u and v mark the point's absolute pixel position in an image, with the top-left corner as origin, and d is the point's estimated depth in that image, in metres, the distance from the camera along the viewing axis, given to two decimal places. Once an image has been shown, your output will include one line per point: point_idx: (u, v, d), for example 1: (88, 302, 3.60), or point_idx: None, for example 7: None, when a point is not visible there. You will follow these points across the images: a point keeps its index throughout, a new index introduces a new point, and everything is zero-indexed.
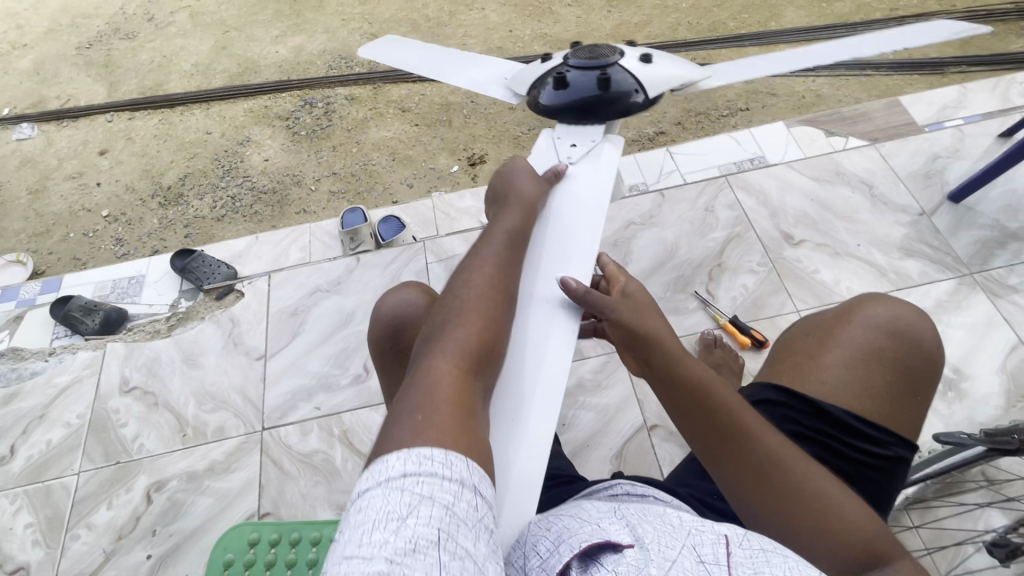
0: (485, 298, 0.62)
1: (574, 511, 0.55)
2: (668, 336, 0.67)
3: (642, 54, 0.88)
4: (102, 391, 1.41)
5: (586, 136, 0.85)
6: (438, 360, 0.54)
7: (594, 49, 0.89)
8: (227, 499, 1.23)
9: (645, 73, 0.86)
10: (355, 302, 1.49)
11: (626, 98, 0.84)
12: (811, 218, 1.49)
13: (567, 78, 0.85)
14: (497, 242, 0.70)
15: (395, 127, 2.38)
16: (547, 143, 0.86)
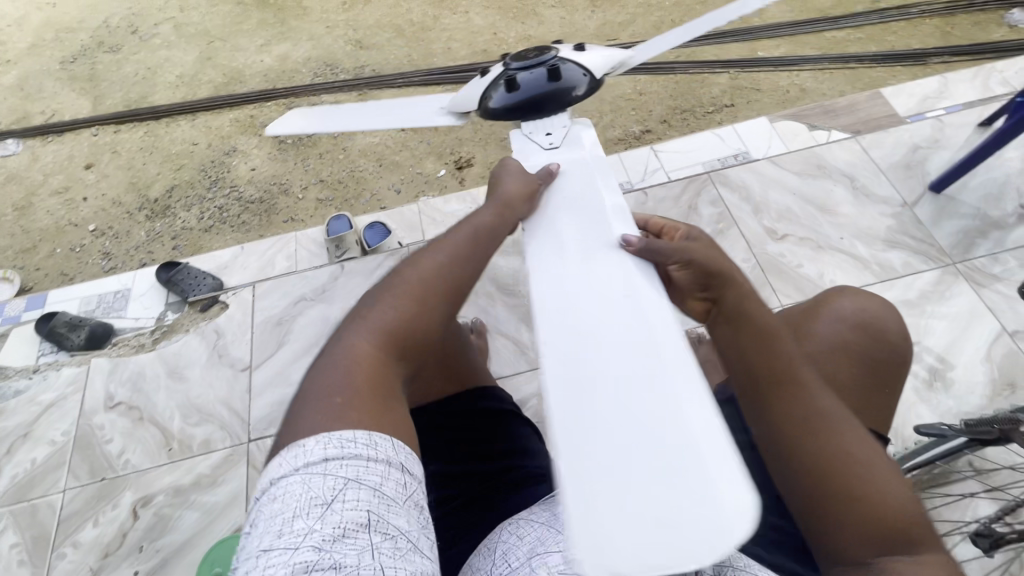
0: (427, 284, 0.59)
1: (547, 513, 0.60)
2: (742, 281, 0.60)
3: (574, 48, 0.89)
4: (87, 407, 1.40)
5: (551, 125, 0.82)
6: (356, 335, 0.54)
7: (529, 51, 0.88)
8: (215, 512, 1.22)
9: (585, 62, 0.87)
10: (340, 310, 1.48)
11: (576, 88, 0.84)
12: (794, 213, 1.49)
13: (515, 81, 0.84)
14: (459, 235, 0.65)
15: (381, 133, 2.38)
16: (518, 141, 0.81)
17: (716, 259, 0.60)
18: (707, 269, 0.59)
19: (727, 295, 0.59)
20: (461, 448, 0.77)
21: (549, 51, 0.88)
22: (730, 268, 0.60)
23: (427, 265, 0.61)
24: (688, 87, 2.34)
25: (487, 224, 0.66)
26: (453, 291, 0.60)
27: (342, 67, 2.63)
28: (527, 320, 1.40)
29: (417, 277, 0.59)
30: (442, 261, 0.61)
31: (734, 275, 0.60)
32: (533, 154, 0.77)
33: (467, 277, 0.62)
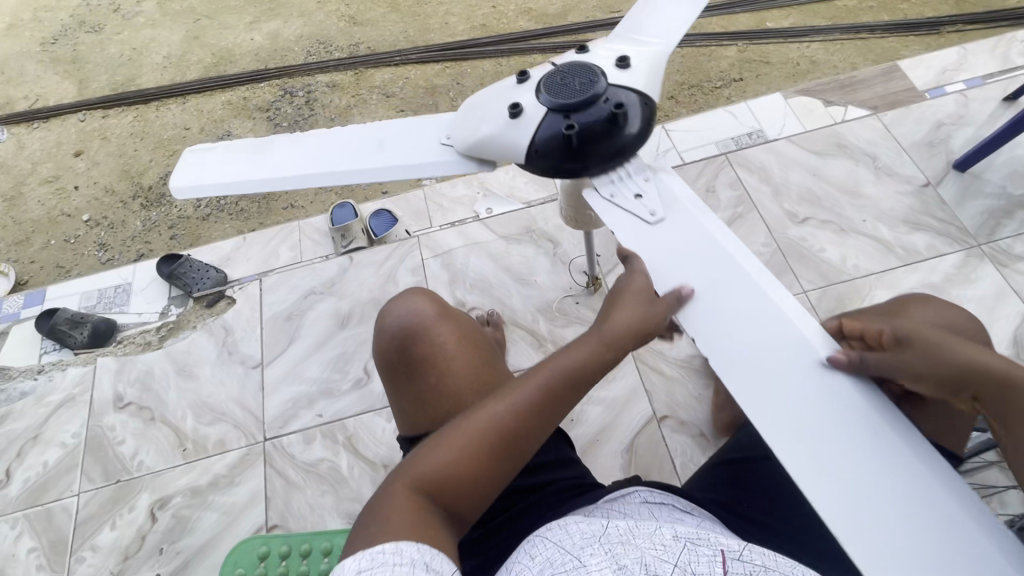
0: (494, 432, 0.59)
1: (557, 534, 0.59)
2: (1007, 368, 0.53)
3: (618, 57, 0.71)
4: (96, 408, 1.37)
5: (629, 186, 0.66)
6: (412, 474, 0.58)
7: (567, 74, 0.70)
8: (234, 513, 1.21)
9: (637, 79, 0.69)
10: (351, 303, 1.44)
11: (637, 122, 0.67)
12: (815, 195, 1.44)
13: (563, 129, 0.67)
14: (541, 368, 0.60)
15: (380, 115, 2.31)
16: (606, 208, 0.66)
17: (946, 355, 0.54)
18: (940, 370, 0.54)
19: (989, 388, 0.53)
20: None
21: (593, 73, 0.69)
22: (972, 359, 0.54)
23: (495, 408, 0.60)
24: (696, 62, 2.26)
25: (572, 367, 0.60)
26: (514, 439, 0.59)
27: (336, 45, 2.53)
28: (544, 310, 1.36)
29: (479, 420, 0.59)
30: (507, 407, 0.59)
31: (986, 367, 0.53)
32: (638, 235, 0.63)
33: (535, 427, 0.60)
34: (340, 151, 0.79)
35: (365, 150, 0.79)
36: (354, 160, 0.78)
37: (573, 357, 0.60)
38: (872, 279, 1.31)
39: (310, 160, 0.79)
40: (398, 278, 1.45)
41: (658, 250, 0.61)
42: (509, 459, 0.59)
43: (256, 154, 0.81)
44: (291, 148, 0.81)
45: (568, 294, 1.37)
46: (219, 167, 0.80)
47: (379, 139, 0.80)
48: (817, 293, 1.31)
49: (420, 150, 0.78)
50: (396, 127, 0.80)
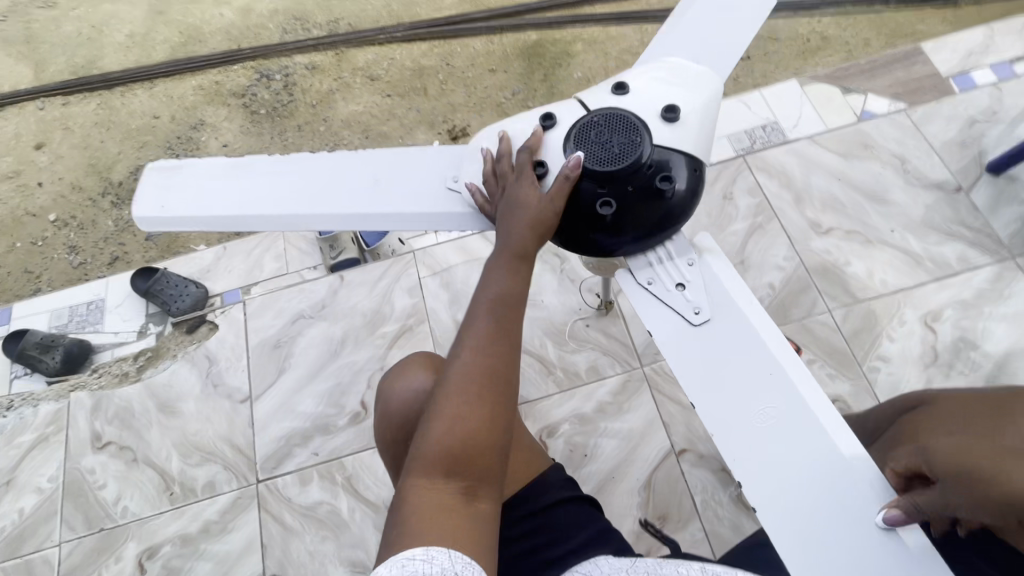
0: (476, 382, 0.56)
1: (591, 566, 0.61)
2: None
3: (664, 105, 0.64)
4: (73, 448, 1.27)
5: (670, 273, 0.62)
6: (418, 468, 0.54)
7: (603, 128, 0.63)
8: (228, 562, 1.14)
9: (686, 135, 0.63)
10: (344, 328, 1.33)
11: (681, 192, 0.62)
12: (840, 202, 1.34)
13: (597, 200, 0.61)
14: (480, 302, 0.59)
15: (365, 100, 2.13)
16: (644, 299, 0.62)
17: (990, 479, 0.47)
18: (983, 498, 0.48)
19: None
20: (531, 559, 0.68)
21: (634, 128, 0.63)
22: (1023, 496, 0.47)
23: (461, 356, 0.57)
24: None
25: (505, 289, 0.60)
26: (497, 373, 0.56)
27: (314, 22, 2.32)
28: (552, 334, 1.27)
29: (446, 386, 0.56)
30: (474, 348, 0.57)
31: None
32: (676, 336, 0.59)
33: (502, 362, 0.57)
34: (333, 186, 0.68)
35: (359, 189, 0.67)
36: (347, 200, 0.67)
37: (502, 275, 0.60)
38: (901, 296, 1.23)
39: (298, 195, 0.68)
40: (394, 300, 1.34)
41: (701, 356, 0.57)
42: (502, 393, 0.56)
43: (234, 181, 0.68)
44: (274, 176, 0.68)
45: (578, 316, 1.28)
46: (192, 193, 0.68)
47: (377, 175, 0.68)
48: (842, 312, 1.23)
49: (425, 198, 0.67)
50: (398, 160, 0.69)
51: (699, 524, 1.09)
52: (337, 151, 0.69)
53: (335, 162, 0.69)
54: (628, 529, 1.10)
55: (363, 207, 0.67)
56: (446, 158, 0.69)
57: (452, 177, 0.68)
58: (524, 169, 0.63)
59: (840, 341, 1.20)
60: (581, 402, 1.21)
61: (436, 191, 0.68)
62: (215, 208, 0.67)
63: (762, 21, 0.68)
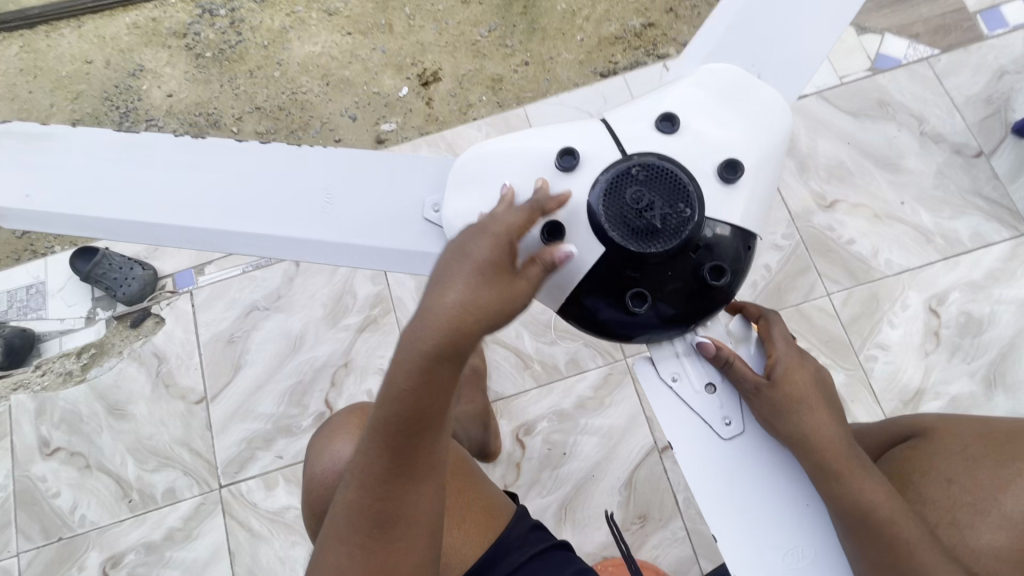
0: (367, 525, 0.49)
1: None
2: (803, 386, 0.51)
3: (722, 161, 0.47)
4: (20, 455, 1.19)
5: (699, 368, 0.51)
6: None
7: (644, 186, 0.46)
8: (195, 570, 1.10)
9: (744, 200, 0.48)
10: (302, 321, 1.22)
11: (733, 280, 0.48)
12: (846, 169, 1.21)
13: (623, 279, 0.46)
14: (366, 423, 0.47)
15: (323, 39, 1.68)
16: (665, 400, 0.50)
17: (808, 427, 0.49)
18: (788, 400, 0.50)
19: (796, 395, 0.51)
20: None
21: (684, 193, 0.46)
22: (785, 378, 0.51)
23: (348, 489, 0.49)
24: None
25: (392, 415, 0.44)
26: (386, 514, 0.49)
27: None
28: (530, 324, 1.17)
29: (338, 525, 0.50)
30: (356, 483, 0.49)
31: (863, 489, 0.49)
32: (705, 454, 0.48)
33: (397, 500, 0.48)
34: (253, 193, 0.53)
35: (288, 201, 0.53)
36: (266, 214, 0.52)
37: (401, 390, 0.43)
38: (906, 277, 1.14)
39: (202, 198, 0.53)
40: (355, 290, 1.23)
41: (728, 476, 0.47)
42: (396, 535, 0.49)
43: (116, 172, 0.53)
44: (169, 169, 0.53)
45: None
46: (63, 178, 0.53)
47: (313, 184, 0.53)
48: (842, 296, 1.13)
49: (369, 223, 0.53)
50: (350, 171, 0.53)
51: (681, 522, 1.05)
52: (262, 145, 0.54)
53: (262, 163, 0.53)
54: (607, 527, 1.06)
55: (286, 227, 0.52)
56: (413, 172, 0.54)
57: (422, 197, 0.53)
58: (512, 214, 0.45)
59: (838, 329, 1.12)
60: (560, 397, 1.13)
61: (383, 215, 0.53)
62: (93, 203, 0.52)
63: (856, 10, 0.52)
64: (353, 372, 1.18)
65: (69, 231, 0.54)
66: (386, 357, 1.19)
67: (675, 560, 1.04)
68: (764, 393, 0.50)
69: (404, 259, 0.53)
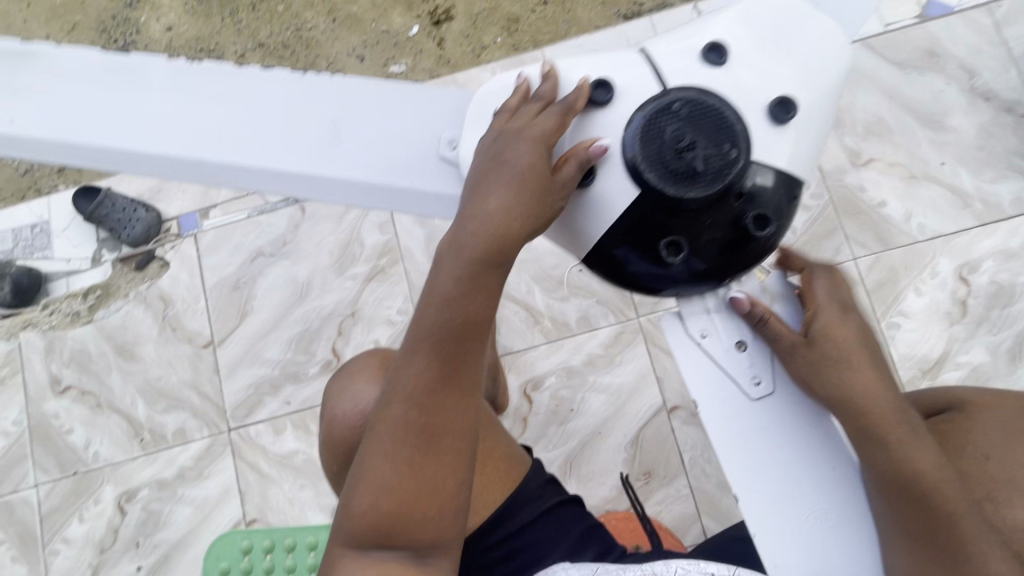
0: (416, 443, 0.44)
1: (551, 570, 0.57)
2: (852, 341, 0.48)
3: (775, 99, 0.42)
4: (33, 392, 1.21)
5: (732, 325, 0.48)
6: (336, 533, 0.47)
7: (687, 123, 0.42)
8: (207, 508, 1.13)
9: (794, 143, 0.43)
10: (309, 269, 1.20)
11: (779, 230, 0.43)
12: (885, 125, 1.13)
13: (657, 226, 0.42)
14: (417, 333, 0.45)
15: None
16: (692, 355, 0.47)
17: (851, 386, 0.47)
18: (833, 359, 0.47)
19: (842, 352, 0.48)
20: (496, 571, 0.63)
21: (730, 133, 0.41)
22: (835, 335, 0.48)
23: (394, 405, 0.45)
24: None
25: (449, 315, 0.44)
26: (432, 426, 0.44)
27: None
28: (541, 280, 1.14)
29: (377, 447, 0.44)
30: (405, 397, 0.44)
31: (912, 455, 0.46)
32: (734, 414, 0.46)
33: (449, 412, 0.45)
34: (255, 122, 0.48)
35: (294, 134, 0.48)
36: (269, 145, 0.48)
37: (450, 292, 0.43)
38: (938, 243, 1.09)
39: (202, 128, 0.48)
40: (363, 239, 1.19)
41: (758, 439, 0.46)
42: (443, 451, 0.45)
43: (107, 94, 0.49)
44: (164, 93, 0.49)
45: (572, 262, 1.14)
46: (49, 99, 0.49)
47: (321, 115, 0.49)
48: (868, 261, 1.09)
49: (381, 161, 0.48)
50: (361, 102, 0.49)
51: (686, 480, 1.06)
52: (266, 69, 0.49)
53: (264, 89, 0.49)
54: (612, 483, 1.07)
55: (294, 162, 0.48)
56: (427, 106, 0.49)
57: (438, 133, 0.49)
58: (546, 117, 0.43)
59: (861, 294, 1.08)
60: (569, 354, 1.12)
61: (395, 153, 0.48)
62: (87, 133, 0.49)
63: None
64: (360, 322, 1.16)
65: (59, 161, 0.50)
66: (394, 308, 1.16)
67: (677, 516, 1.04)
68: (804, 351, 0.47)
69: (419, 202, 0.49)
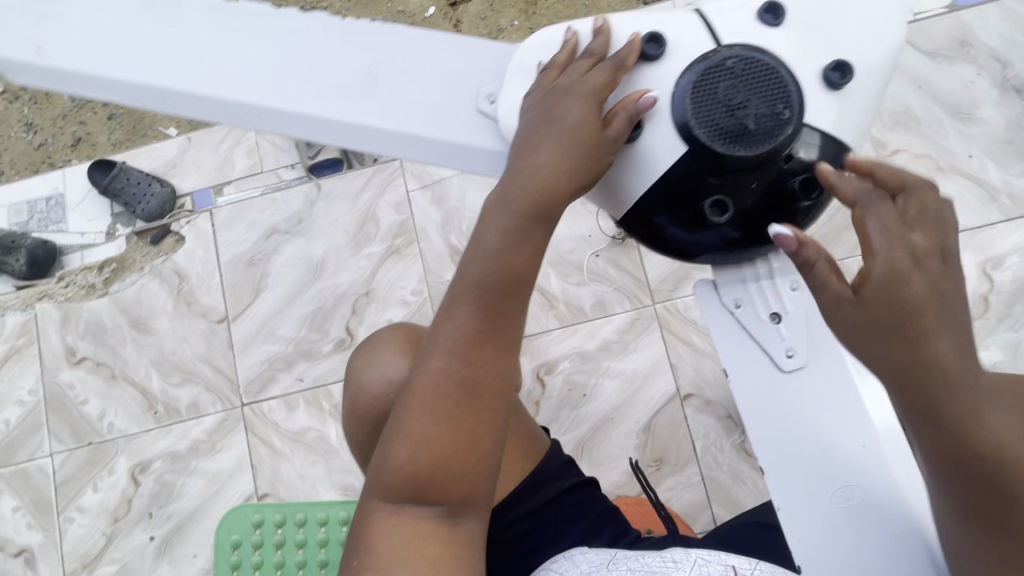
0: (455, 397, 0.43)
1: (567, 557, 0.57)
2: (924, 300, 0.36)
3: (831, 64, 0.41)
4: (48, 362, 1.22)
5: (767, 297, 0.50)
6: (367, 492, 0.45)
7: (740, 80, 0.41)
8: (220, 481, 1.14)
9: (846, 111, 0.42)
10: (324, 247, 1.19)
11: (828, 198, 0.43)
12: (913, 116, 1.11)
13: (701, 188, 0.42)
14: (461, 286, 0.44)
15: None
16: (725, 324, 0.51)
17: (919, 358, 0.37)
18: (891, 328, 0.37)
19: (908, 316, 0.37)
20: (519, 545, 0.63)
21: (784, 94, 0.41)
22: (896, 295, 0.37)
23: (434, 360, 0.44)
24: None
25: (495, 267, 0.43)
26: (472, 380, 0.43)
27: None
28: (557, 264, 1.13)
29: (416, 401, 0.43)
30: (446, 351, 0.44)
31: (993, 435, 0.37)
32: (758, 378, 0.50)
33: (489, 369, 0.44)
34: (291, 65, 0.48)
35: (328, 78, 0.48)
36: (303, 89, 0.48)
37: (496, 244, 0.43)
38: (962, 237, 1.07)
39: (237, 69, 0.48)
40: (379, 218, 1.19)
41: (778, 400, 0.50)
42: (482, 407, 0.44)
43: (143, 29, 0.49)
44: (200, 31, 0.48)
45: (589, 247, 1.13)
46: (84, 32, 0.49)
47: (357, 61, 0.48)
48: None
49: (415, 110, 0.48)
50: (399, 48, 0.48)
51: (697, 467, 1.05)
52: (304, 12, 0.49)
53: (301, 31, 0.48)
54: (623, 469, 1.06)
55: (328, 106, 0.48)
56: (466, 57, 0.48)
57: (475, 84, 0.48)
58: (599, 73, 0.43)
59: None
60: (584, 339, 1.11)
61: (430, 101, 0.48)
62: (120, 69, 0.49)
63: None
64: (374, 302, 1.16)
65: (90, 94, 0.50)
66: (408, 289, 1.16)
67: (688, 504, 1.04)
68: (845, 313, 0.39)
69: (451, 153, 0.48)
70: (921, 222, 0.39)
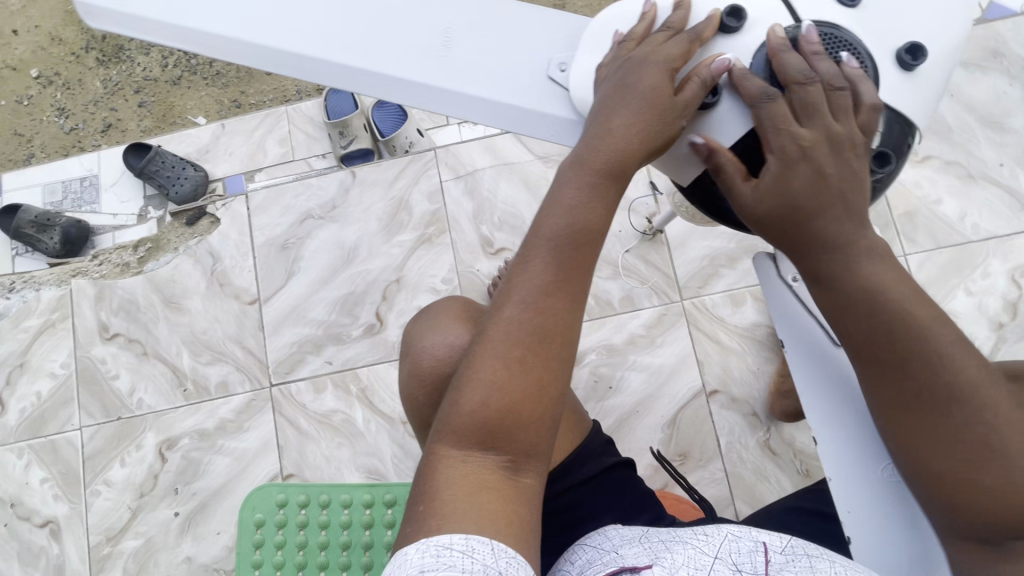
0: (529, 344, 0.46)
1: (597, 532, 0.58)
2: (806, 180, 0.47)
3: (903, 46, 0.47)
4: (81, 336, 1.24)
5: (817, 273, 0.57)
6: (435, 434, 0.47)
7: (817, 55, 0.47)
8: (246, 459, 1.16)
9: (914, 89, 0.47)
10: (357, 234, 1.21)
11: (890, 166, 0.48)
12: (945, 124, 1.12)
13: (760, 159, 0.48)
14: (538, 239, 0.48)
15: None
16: (780, 294, 0.58)
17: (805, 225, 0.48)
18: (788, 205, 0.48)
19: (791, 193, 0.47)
20: (561, 517, 0.63)
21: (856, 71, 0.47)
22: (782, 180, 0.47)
23: (510, 307, 0.47)
24: None
25: (570, 223, 0.48)
26: (545, 333, 0.47)
27: None
28: None
29: (491, 343, 0.47)
30: (522, 300, 0.47)
31: (865, 276, 0.49)
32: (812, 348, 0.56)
33: (559, 319, 0.47)
34: (372, 26, 0.51)
35: (406, 40, 0.51)
36: (383, 50, 0.51)
37: (574, 199, 0.48)
38: (992, 244, 1.08)
39: (319, 27, 0.51)
40: (411, 206, 1.21)
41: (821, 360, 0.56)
42: (552, 355, 0.47)
43: None
44: None
45: (619, 241, 1.15)
46: None
47: (435, 25, 0.51)
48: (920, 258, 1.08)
49: (490, 75, 0.51)
50: (476, 17, 0.51)
51: (721, 463, 1.06)
52: None
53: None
54: (647, 463, 1.07)
55: (405, 68, 0.51)
56: (539, 28, 0.52)
57: (547, 54, 0.52)
58: (676, 44, 0.48)
59: None
60: (611, 332, 1.12)
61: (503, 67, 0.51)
62: (203, 20, 0.51)
63: None
64: (405, 288, 1.18)
65: (169, 44, 0.52)
66: (438, 277, 1.18)
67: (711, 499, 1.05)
68: (750, 207, 0.48)
69: (518, 117, 0.52)
70: (821, 115, 0.47)
